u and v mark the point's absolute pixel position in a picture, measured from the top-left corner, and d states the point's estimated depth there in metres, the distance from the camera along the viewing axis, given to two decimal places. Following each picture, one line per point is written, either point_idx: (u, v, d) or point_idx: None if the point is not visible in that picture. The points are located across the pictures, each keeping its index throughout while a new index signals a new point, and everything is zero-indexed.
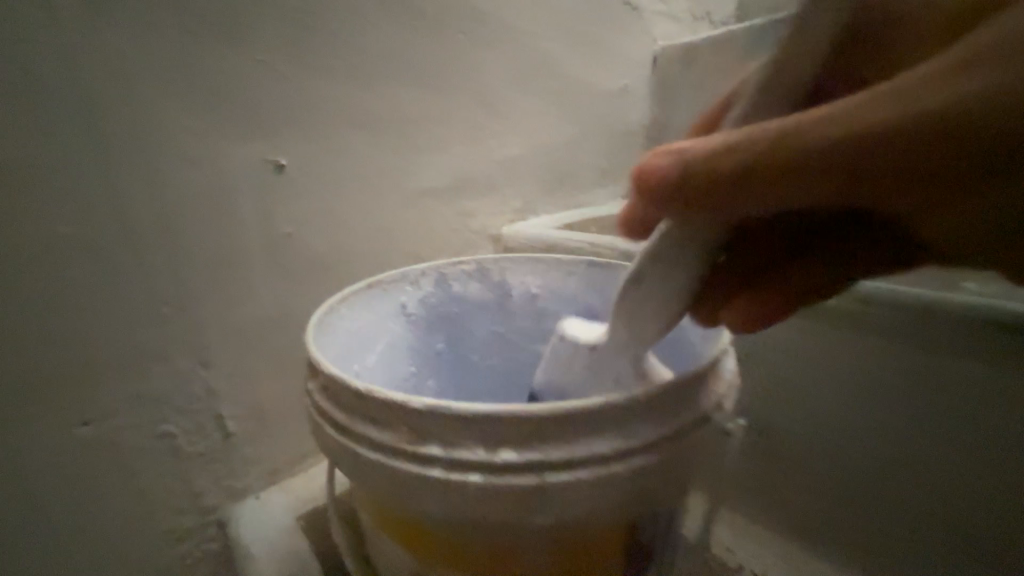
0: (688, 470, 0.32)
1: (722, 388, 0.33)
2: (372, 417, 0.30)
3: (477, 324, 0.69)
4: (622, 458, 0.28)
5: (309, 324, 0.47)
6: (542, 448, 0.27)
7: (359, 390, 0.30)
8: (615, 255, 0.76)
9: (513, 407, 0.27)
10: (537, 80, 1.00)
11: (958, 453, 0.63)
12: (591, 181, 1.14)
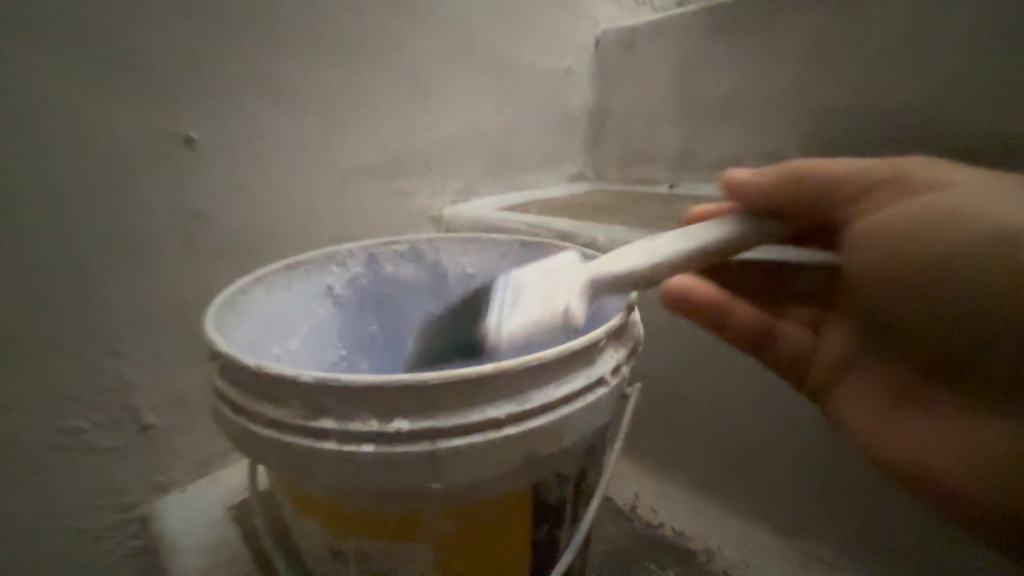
0: (586, 434, 0.33)
1: (618, 356, 0.35)
2: (268, 394, 0.30)
3: (414, 307, 0.69)
4: (517, 423, 0.29)
5: (215, 304, 0.45)
6: (432, 416, 0.28)
7: (253, 368, 0.30)
8: (552, 234, 0.77)
9: (405, 377, 0.28)
10: (476, 60, 0.99)
11: None
12: (534, 163, 1.15)
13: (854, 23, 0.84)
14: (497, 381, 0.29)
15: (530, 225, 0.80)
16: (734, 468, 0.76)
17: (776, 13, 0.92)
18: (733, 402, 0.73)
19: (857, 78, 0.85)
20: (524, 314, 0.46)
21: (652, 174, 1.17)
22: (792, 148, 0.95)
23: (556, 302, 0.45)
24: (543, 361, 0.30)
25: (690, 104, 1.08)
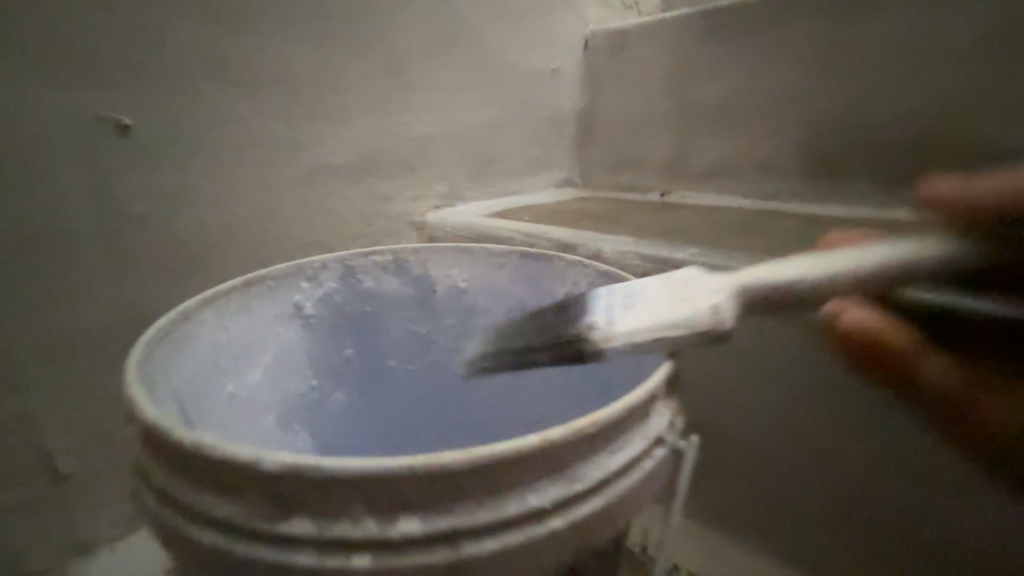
0: (617, 512, 0.28)
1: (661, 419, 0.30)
2: (217, 485, 0.25)
3: (396, 325, 0.60)
4: (538, 519, 0.25)
5: (141, 337, 0.36)
6: (454, 501, 0.24)
7: (189, 445, 0.24)
8: (550, 245, 0.70)
9: (400, 471, 0.23)
10: (459, 54, 0.92)
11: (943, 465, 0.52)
12: (521, 167, 1.09)
13: (850, 33, 0.82)
14: (530, 457, 0.24)
15: (524, 234, 0.73)
16: (751, 504, 0.66)
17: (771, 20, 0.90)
18: (749, 440, 0.63)
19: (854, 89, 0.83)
20: (653, 321, 0.37)
21: (643, 182, 1.13)
22: (788, 159, 0.92)
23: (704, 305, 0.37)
24: (581, 431, 0.25)
25: (682, 111, 1.04)
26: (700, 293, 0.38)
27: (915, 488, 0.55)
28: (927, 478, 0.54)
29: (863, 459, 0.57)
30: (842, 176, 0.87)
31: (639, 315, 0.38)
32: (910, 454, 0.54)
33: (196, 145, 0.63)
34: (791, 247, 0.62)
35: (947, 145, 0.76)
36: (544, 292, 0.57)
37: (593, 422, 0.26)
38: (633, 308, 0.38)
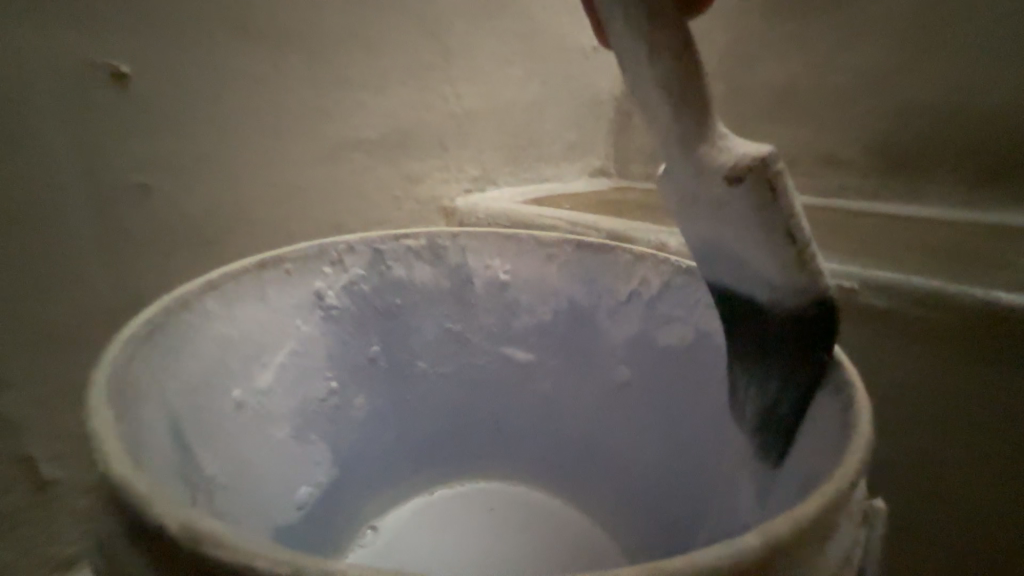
0: None
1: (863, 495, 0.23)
2: None
3: (426, 322, 0.52)
4: None
5: (123, 338, 0.28)
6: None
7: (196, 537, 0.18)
8: (601, 235, 0.61)
9: None
10: (501, 19, 0.82)
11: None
12: (556, 154, 1.00)
13: None
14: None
15: (571, 222, 0.64)
16: None
17: None
18: None
19: None
20: (766, 252, 0.31)
21: None
22: None
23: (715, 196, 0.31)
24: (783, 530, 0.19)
25: None
26: (731, 203, 0.31)
27: (942, 503, 0.45)
28: (965, 498, 0.44)
29: (903, 464, 0.47)
30: None
31: (753, 259, 0.32)
32: (960, 468, 0.44)
33: (219, 128, 0.58)
34: (890, 244, 0.52)
35: None
36: (604, 289, 0.48)
37: (799, 516, 0.19)
38: (744, 257, 0.33)
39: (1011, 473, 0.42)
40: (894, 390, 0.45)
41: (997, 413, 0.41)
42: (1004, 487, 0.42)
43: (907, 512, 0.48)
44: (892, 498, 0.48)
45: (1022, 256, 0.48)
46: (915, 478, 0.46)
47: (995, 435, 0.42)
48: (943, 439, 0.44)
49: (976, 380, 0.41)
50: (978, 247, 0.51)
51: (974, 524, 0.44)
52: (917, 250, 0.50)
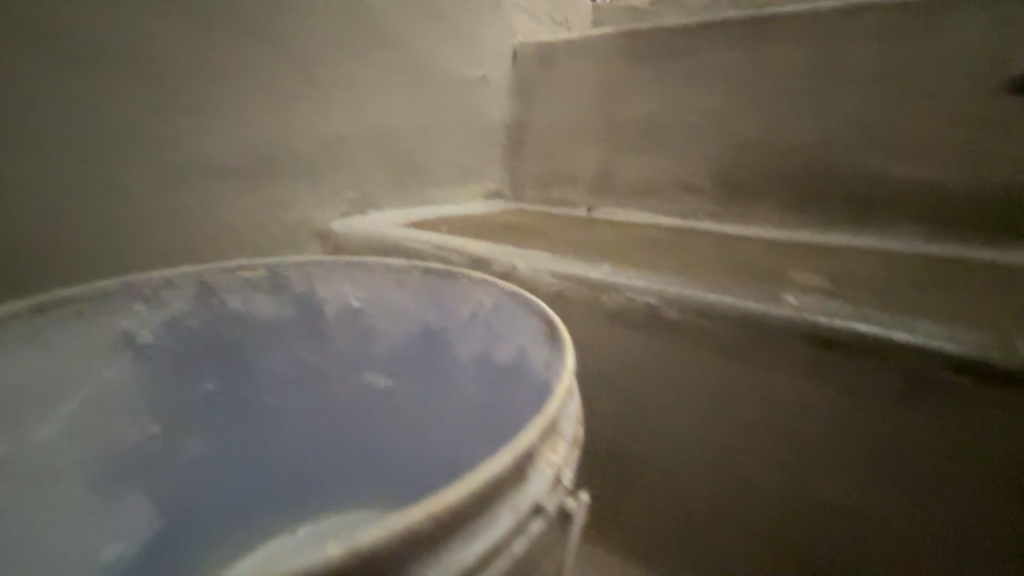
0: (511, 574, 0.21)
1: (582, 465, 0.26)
2: None
3: (274, 354, 0.51)
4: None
5: None
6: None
7: None
8: (464, 260, 0.64)
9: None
10: (374, 49, 0.85)
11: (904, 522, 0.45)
12: (448, 177, 1.03)
13: (760, 63, 0.87)
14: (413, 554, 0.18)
15: (437, 246, 0.66)
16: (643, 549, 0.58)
17: (692, 44, 0.93)
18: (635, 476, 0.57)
19: (765, 115, 0.88)
20: None
21: (571, 197, 1.12)
22: (706, 180, 0.95)
23: None
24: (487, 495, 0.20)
25: (610, 127, 1.05)
26: None
27: (902, 532, 0.45)
28: (924, 520, 0.44)
29: (847, 499, 0.46)
30: (754, 198, 0.91)
31: None
32: (908, 490, 0.44)
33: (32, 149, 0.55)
34: (704, 264, 0.60)
35: (844, 175, 0.83)
36: (451, 312, 0.50)
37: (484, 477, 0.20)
38: None
39: (954, 487, 0.42)
40: (724, 400, 0.49)
41: (861, 429, 0.44)
42: (955, 502, 0.42)
43: (873, 552, 0.46)
44: (856, 538, 0.47)
45: (799, 271, 0.58)
46: (868, 511, 0.46)
47: (920, 452, 0.43)
48: (873, 462, 0.45)
49: (874, 399, 0.44)
50: (771, 265, 0.60)
51: (944, 548, 0.44)
52: (719, 267, 0.58)
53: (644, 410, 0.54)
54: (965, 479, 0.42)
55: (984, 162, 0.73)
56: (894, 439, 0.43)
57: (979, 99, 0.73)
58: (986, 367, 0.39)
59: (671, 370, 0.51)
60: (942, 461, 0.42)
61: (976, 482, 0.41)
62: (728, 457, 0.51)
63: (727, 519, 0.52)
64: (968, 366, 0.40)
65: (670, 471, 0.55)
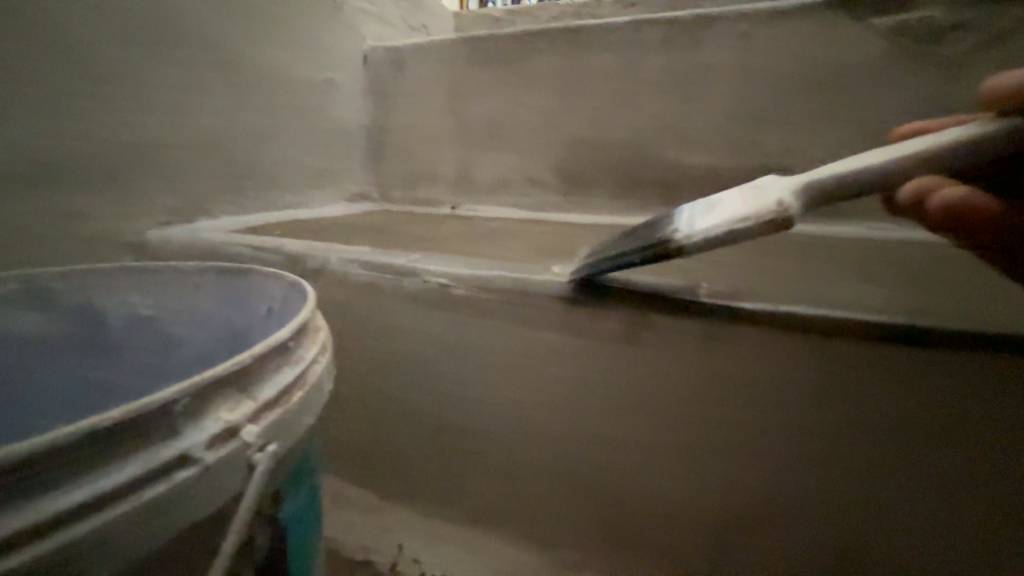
0: (190, 500, 0.24)
1: (236, 416, 0.26)
2: None
3: (47, 372, 0.48)
4: (63, 524, 0.20)
5: None
6: None
7: None
8: (282, 259, 0.63)
9: None
10: (188, 52, 0.83)
11: (805, 424, 0.47)
12: (296, 181, 1.04)
13: (579, 68, 0.98)
14: None
15: (255, 247, 0.66)
16: (484, 523, 0.58)
17: (522, 51, 1.02)
18: (466, 453, 0.57)
19: (587, 116, 0.99)
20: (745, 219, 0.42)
21: (435, 195, 1.15)
22: (548, 174, 1.04)
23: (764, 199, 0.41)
24: (49, 445, 0.20)
25: (462, 128, 1.10)
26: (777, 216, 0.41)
27: (856, 459, 0.47)
28: (915, 450, 0.45)
29: (831, 452, 0.47)
30: (588, 189, 1.01)
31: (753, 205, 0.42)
32: (862, 427, 0.46)
33: None
34: (510, 247, 0.68)
35: (652, 163, 0.96)
36: (246, 312, 0.50)
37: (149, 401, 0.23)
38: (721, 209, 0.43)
39: (925, 414, 0.44)
40: (523, 366, 0.52)
41: (723, 362, 0.47)
42: (935, 425, 0.44)
43: (839, 485, 0.48)
44: (840, 487, 0.48)
45: (588, 246, 0.67)
46: (849, 457, 0.47)
47: (854, 391, 0.45)
48: (837, 411, 0.46)
49: (718, 355, 0.47)
50: (571, 245, 0.68)
51: (881, 440, 0.45)
52: (525, 249, 0.65)
53: (449, 384, 0.55)
54: (932, 402, 0.43)
55: (750, 148, 0.89)
56: (758, 361, 0.46)
57: (742, 95, 0.88)
58: (712, 311, 0.46)
59: (473, 341, 0.53)
60: (905, 392, 0.44)
61: (944, 402, 0.43)
62: (607, 433, 0.52)
63: (545, 476, 0.55)
64: (698, 313, 0.46)
65: (497, 444, 0.55)
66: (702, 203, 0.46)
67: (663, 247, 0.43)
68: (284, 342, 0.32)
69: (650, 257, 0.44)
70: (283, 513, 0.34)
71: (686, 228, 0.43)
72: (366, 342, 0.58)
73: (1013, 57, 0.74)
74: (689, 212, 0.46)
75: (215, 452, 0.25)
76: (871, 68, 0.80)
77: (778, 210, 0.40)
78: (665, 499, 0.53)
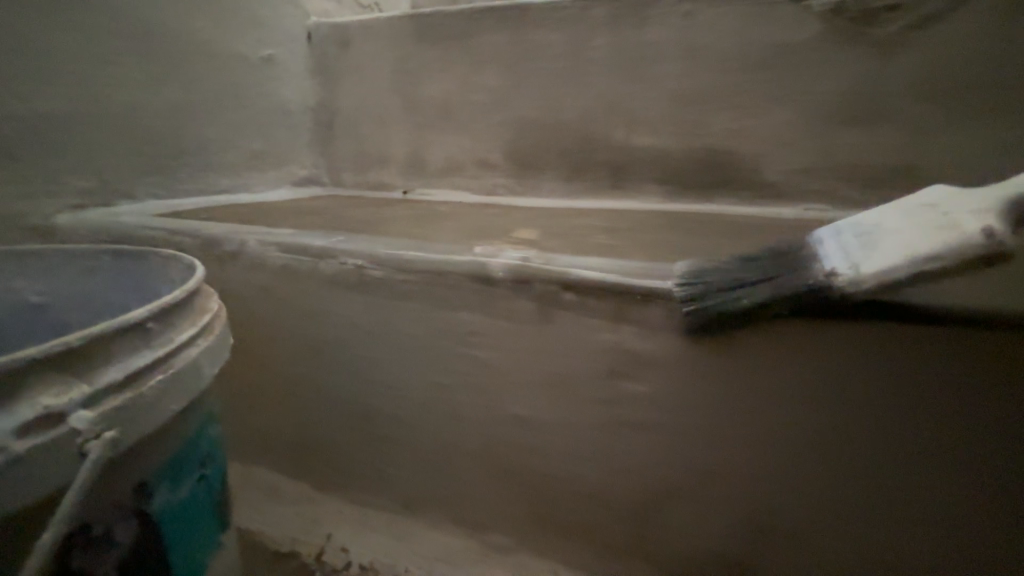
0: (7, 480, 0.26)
1: (61, 403, 0.27)
2: None
3: None
4: None
5: None
6: None
7: None
8: (195, 242, 0.60)
9: None
10: (95, 21, 0.79)
11: (727, 401, 0.47)
12: (231, 164, 1.00)
13: (527, 46, 0.96)
14: None
15: (169, 231, 0.62)
16: (411, 507, 0.58)
17: (468, 28, 0.99)
18: (389, 438, 0.56)
19: (536, 96, 0.97)
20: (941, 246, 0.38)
21: (386, 179, 1.11)
22: (499, 156, 1.02)
23: (958, 230, 0.38)
24: None
25: (412, 108, 1.07)
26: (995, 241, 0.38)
27: (802, 438, 0.47)
28: (910, 432, 0.44)
29: (822, 436, 0.46)
30: (539, 171, 1.00)
31: (939, 232, 0.39)
32: (806, 404, 0.46)
33: None
34: (443, 230, 0.66)
35: (601, 145, 0.95)
36: (141, 296, 0.46)
37: None
38: (893, 242, 0.40)
39: (920, 395, 0.43)
40: (442, 349, 0.51)
41: (637, 340, 0.47)
42: (929, 406, 0.43)
43: (786, 463, 0.48)
44: (785, 465, 0.48)
45: (525, 228, 0.65)
46: (782, 433, 0.47)
47: (778, 368, 0.45)
48: (765, 389, 0.46)
49: (633, 335, 0.47)
50: (508, 227, 0.66)
51: (830, 419, 0.46)
52: (459, 232, 0.63)
53: (370, 368, 0.54)
54: (927, 383, 0.43)
55: (695, 130, 0.88)
56: (670, 339, 0.46)
57: (686, 76, 0.87)
58: (635, 288, 0.45)
59: (390, 324, 0.52)
60: (900, 373, 0.43)
61: (940, 382, 0.42)
62: (527, 414, 0.51)
63: (470, 460, 0.54)
64: (618, 290, 0.45)
65: (419, 428, 0.54)
66: (851, 229, 0.43)
67: (823, 291, 0.41)
68: (141, 325, 0.32)
69: (805, 304, 0.42)
70: (156, 498, 0.34)
71: (853, 269, 0.41)
72: (286, 328, 0.56)
73: (941, 38, 0.75)
74: (838, 243, 0.43)
75: (29, 441, 0.26)
76: (806, 50, 0.80)
77: (982, 241, 0.38)
78: (595, 481, 0.53)
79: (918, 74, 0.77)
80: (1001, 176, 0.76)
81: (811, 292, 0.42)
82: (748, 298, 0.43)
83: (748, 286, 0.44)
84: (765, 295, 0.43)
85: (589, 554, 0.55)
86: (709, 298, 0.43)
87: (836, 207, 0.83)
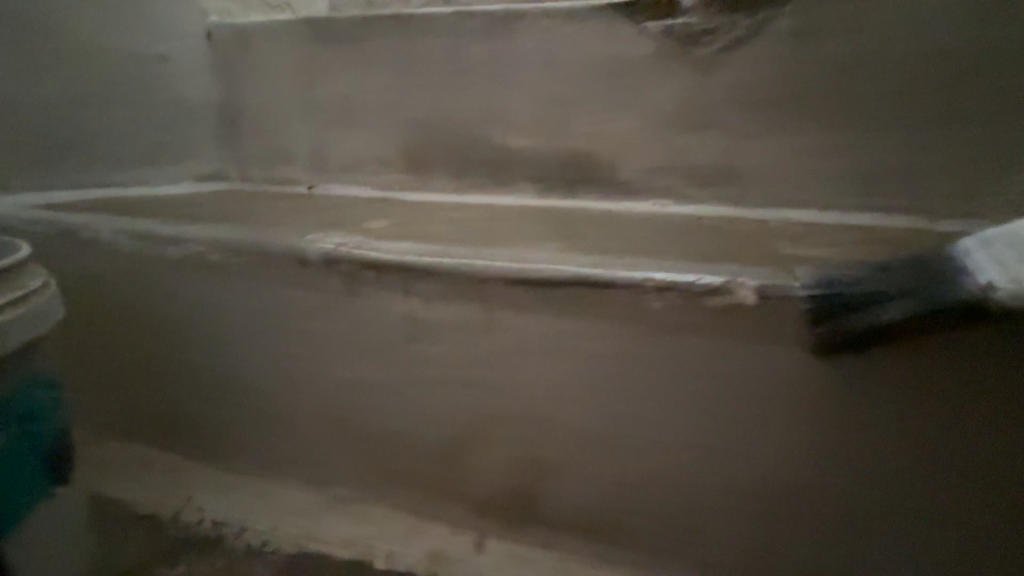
0: None
1: None
2: None
3: None
4: None
5: None
6: None
7: None
8: (54, 228, 0.64)
9: None
10: None
11: (515, 359, 0.58)
12: (124, 157, 1.03)
13: (417, 50, 1.03)
14: None
15: (28, 218, 0.66)
16: (267, 462, 0.66)
17: (361, 33, 1.05)
18: (244, 405, 0.64)
19: (426, 98, 1.04)
20: None
21: (291, 175, 1.15)
22: (394, 153, 1.09)
23: None
24: None
25: (313, 107, 1.11)
26: None
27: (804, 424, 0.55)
28: (914, 453, 0.54)
29: (862, 458, 0.55)
30: (430, 168, 1.07)
31: None
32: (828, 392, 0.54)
33: None
34: (306, 220, 0.72)
35: (483, 144, 1.03)
36: None
37: None
38: None
39: (949, 429, 0.53)
40: (280, 322, 0.59)
41: (435, 310, 0.57)
42: (939, 438, 0.54)
43: (735, 438, 0.57)
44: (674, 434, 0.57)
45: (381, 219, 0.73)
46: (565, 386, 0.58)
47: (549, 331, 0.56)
48: (542, 350, 0.57)
49: (434, 306, 0.57)
50: (368, 218, 0.74)
51: (849, 408, 0.54)
52: (317, 222, 0.70)
53: (220, 342, 0.61)
54: (957, 424, 0.53)
55: (562, 132, 0.99)
56: (461, 309, 0.57)
57: (552, 84, 0.97)
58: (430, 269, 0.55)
59: (236, 300, 0.59)
60: (938, 415, 0.53)
61: (958, 420, 0.53)
62: (357, 378, 0.60)
63: (314, 421, 0.63)
64: (416, 268, 0.55)
65: (270, 395, 0.62)
66: (1004, 244, 0.50)
67: (970, 303, 0.48)
68: None
69: (944, 317, 0.49)
70: None
71: (1013, 282, 0.47)
72: (146, 307, 0.62)
73: (751, 57, 0.87)
74: (990, 257, 0.50)
75: None
76: (647, 64, 0.92)
77: None
78: (423, 437, 0.61)
79: (736, 88, 0.89)
80: (808, 178, 0.88)
81: (954, 305, 0.49)
82: (889, 314, 0.50)
83: (891, 302, 0.51)
84: (905, 311, 0.50)
85: (423, 502, 0.64)
86: (847, 314, 0.51)
87: (677, 202, 0.95)
